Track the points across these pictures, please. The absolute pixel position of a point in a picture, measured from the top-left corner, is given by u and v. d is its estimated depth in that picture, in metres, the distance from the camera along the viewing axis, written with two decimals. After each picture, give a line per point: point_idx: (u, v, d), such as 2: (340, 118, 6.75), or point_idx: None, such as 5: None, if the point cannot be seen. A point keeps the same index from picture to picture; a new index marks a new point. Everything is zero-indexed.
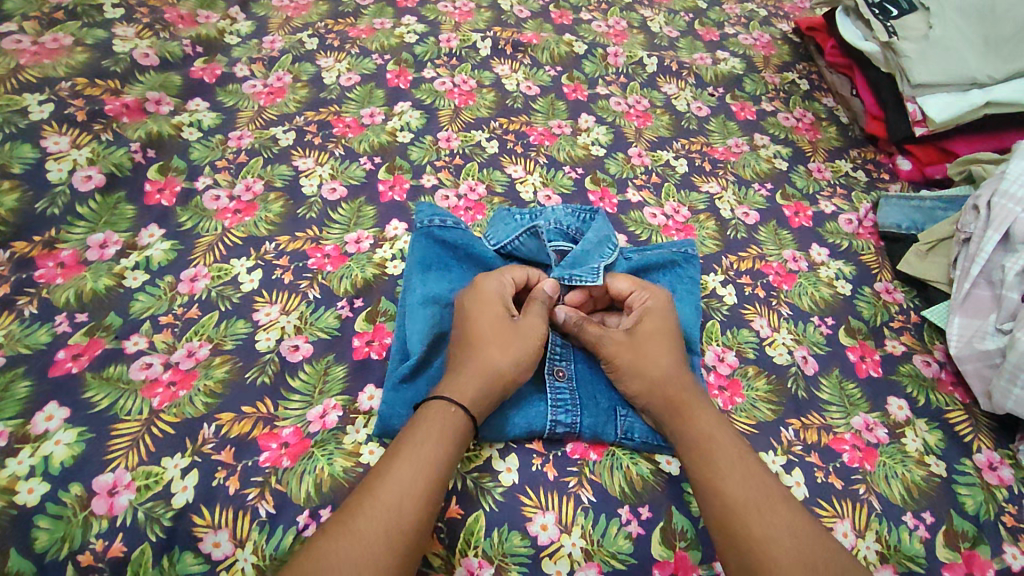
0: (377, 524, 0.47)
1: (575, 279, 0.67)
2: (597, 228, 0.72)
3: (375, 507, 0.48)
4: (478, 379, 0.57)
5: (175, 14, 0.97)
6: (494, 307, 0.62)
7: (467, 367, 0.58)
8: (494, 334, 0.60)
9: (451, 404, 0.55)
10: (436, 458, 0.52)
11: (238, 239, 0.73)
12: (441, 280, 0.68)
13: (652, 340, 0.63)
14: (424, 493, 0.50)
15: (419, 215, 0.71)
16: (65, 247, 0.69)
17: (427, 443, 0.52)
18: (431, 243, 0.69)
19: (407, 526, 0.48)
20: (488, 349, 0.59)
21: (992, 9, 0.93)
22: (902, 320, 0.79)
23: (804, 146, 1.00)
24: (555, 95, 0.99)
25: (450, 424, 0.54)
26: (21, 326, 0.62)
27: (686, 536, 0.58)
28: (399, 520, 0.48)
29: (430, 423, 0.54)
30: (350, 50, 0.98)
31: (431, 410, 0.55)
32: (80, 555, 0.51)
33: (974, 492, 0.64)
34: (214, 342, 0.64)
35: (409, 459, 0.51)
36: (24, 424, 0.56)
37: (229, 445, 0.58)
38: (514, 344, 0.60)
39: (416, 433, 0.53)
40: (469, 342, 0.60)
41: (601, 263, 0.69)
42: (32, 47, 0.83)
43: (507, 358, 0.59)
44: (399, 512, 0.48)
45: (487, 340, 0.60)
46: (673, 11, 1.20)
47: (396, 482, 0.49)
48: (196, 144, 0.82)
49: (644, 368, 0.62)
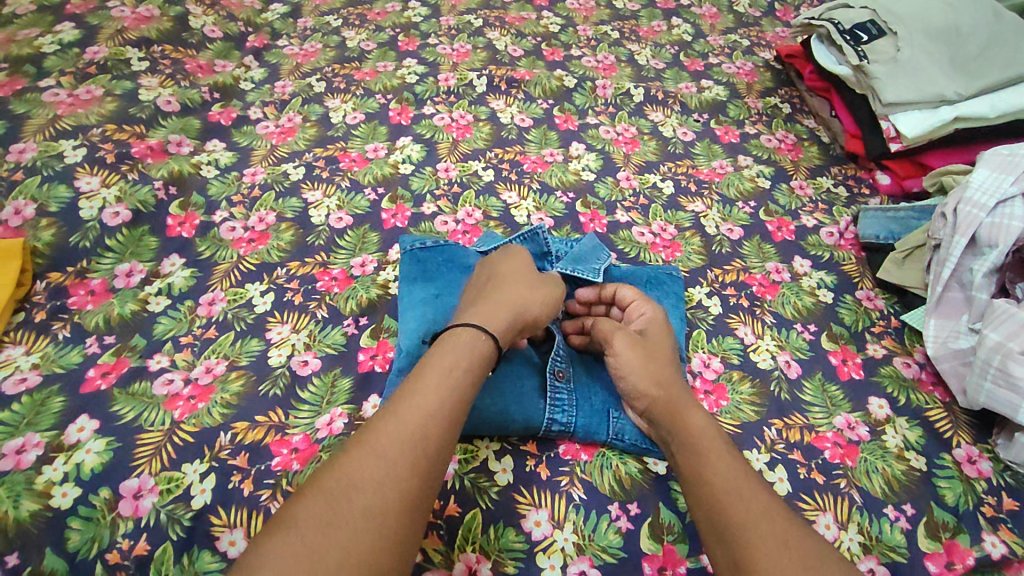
0: (399, 448, 0.49)
1: (576, 271, 0.75)
2: (591, 237, 0.81)
3: (389, 432, 0.50)
4: (508, 313, 0.62)
5: (195, 64, 1.05)
6: (520, 262, 0.70)
7: (494, 299, 0.63)
8: (517, 276, 0.67)
9: (479, 329, 0.59)
10: (458, 387, 0.54)
11: (253, 265, 0.79)
12: (428, 288, 0.73)
13: (652, 349, 0.67)
14: (446, 422, 0.52)
15: (402, 243, 0.78)
16: (94, 276, 0.75)
17: (455, 371, 0.55)
18: (415, 261, 0.75)
19: (429, 448, 0.50)
20: (516, 289, 0.65)
21: (958, 32, 1.01)
22: (882, 324, 0.83)
23: (786, 165, 1.05)
24: (547, 126, 1.06)
25: (469, 346, 0.57)
26: (56, 348, 0.68)
27: (674, 530, 0.61)
28: (422, 441, 0.50)
29: (461, 352, 0.56)
30: (355, 91, 1.06)
31: (464, 336, 0.58)
32: (108, 554, 0.55)
33: (953, 485, 0.67)
34: (230, 358, 0.70)
35: (435, 387, 0.53)
36: (58, 435, 0.61)
37: (243, 451, 0.62)
38: (539, 291, 0.67)
39: (444, 362, 0.55)
40: (495, 282, 0.67)
41: (600, 263, 0.77)
42: (68, 99, 0.92)
43: (534, 299, 0.65)
44: (423, 434, 0.50)
45: (511, 279, 0.66)
46: (659, 44, 1.27)
47: (419, 407, 0.52)
48: (214, 180, 0.89)
49: (648, 371, 0.64)
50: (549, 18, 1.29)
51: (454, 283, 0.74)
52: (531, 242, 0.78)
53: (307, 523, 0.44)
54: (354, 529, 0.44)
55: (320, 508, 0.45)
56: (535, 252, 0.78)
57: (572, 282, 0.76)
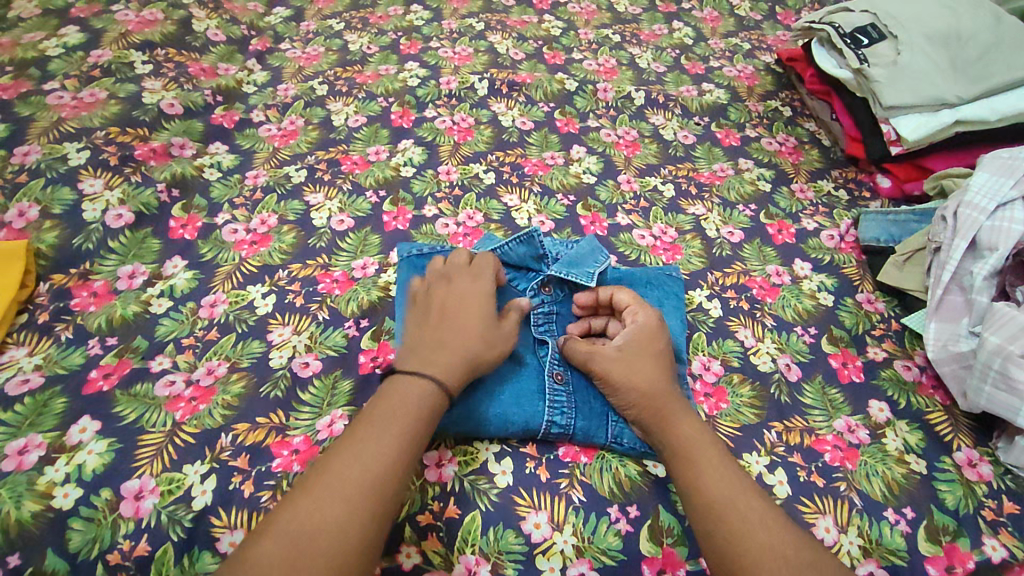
0: (353, 484, 0.51)
1: (570, 275, 0.74)
2: (589, 239, 0.80)
3: (337, 480, 0.51)
4: (458, 366, 0.61)
5: (198, 67, 1.06)
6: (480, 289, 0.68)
7: (446, 345, 0.62)
8: (471, 313, 0.65)
9: (427, 385, 0.59)
10: (410, 433, 0.55)
11: (254, 267, 0.80)
12: None
13: (641, 356, 0.66)
14: (398, 458, 0.54)
15: (401, 249, 0.78)
16: (97, 278, 0.76)
17: (404, 414, 0.56)
18: (412, 269, 0.76)
19: (383, 483, 0.52)
20: (468, 334, 0.63)
21: (958, 36, 1.02)
22: (883, 328, 0.83)
23: (787, 168, 1.06)
24: (548, 129, 1.06)
25: (425, 399, 0.58)
26: (59, 349, 0.68)
27: (673, 532, 0.61)
28: (376, 477, 0.52)
29: (410, 401, 0.57)
30: (357, 94, 1.06)
31: (411, 389, 0.58)
32: (109, 554, 0.55)
33: (953, 488, 0.67)
34: (231, 360, 0.70)
35: (385, 427, 0.55)
36: (60, 436, 0.61)
37: (244, 452, 0.62)
38: (492, 335, 0.65)
39: (394, 406, 0.57)
40: (451, 317, 0.65)
41: (596, 266, 0.76)
42: (72, 101, 0.92)
43: (485, 345, 0.64)
44: (377, 470, 0.52)
45: (465, 320, 0.65)
46: (660, 48, 1.28)
47: (371, 446, 0.53)
48: (217, 182, 0.90)
49: (636, 383, 0.64)
50: (550, 22, 1.30)
51: None
52: (527, 245, 0.75)
53: (269, 562, 0.46)
54: (314, 565, 0.46)
55: (279, 547, 0.47)
56: (532, 255, 0.75)
57: (569, 283, 0.76)
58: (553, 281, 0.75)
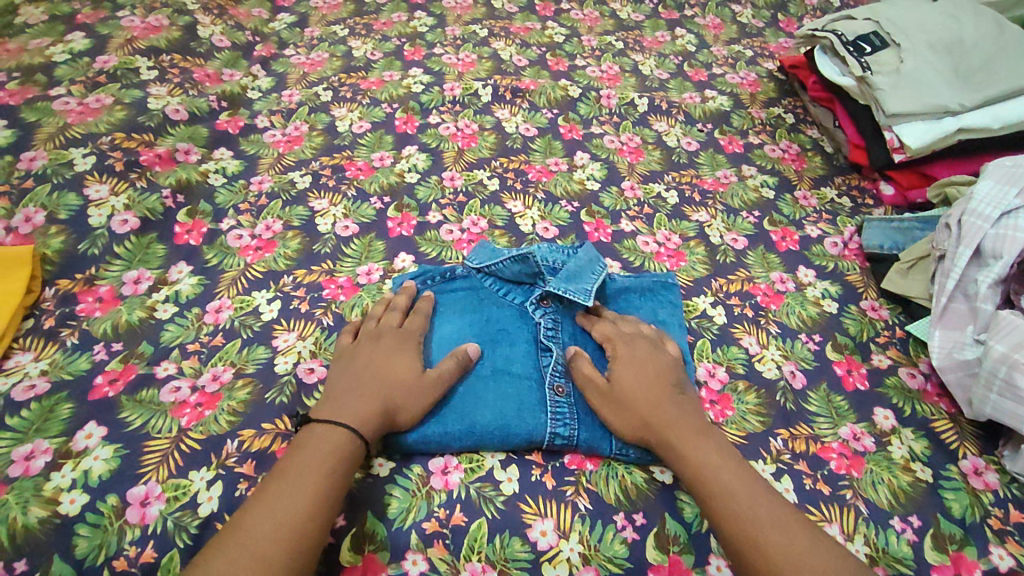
0: (271, 528, 0.50)
1: (566, 293, 0.72)
2: (586, 249, 0.78)
3: (248, 538, 0.49)
4: (376, 410, 0.61)
5: (202, 73, 1.06)
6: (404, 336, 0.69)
7: (366, 390, 0.62)
8: (393, 360, 0.66)
9: (339, 430, 0.58)
10: (327, 476, 0.55)
11: (259, 273, 0.80)
12: None
13: (636, 383, 0.65)
14: (318, 501, 0.53)
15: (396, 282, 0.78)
16: (103, 283, 0.76)
17: (322, 458, 0.56)
18: None
19: (302, 526, 0.52)
20: (387, 379, 0.64)
21: (961, 44, 1.02)
22: (887, 335, 0.83)
23: (790, 175, 1.06)
24: (552, 135, 1.06)
25: (343, 449, 0.57)
26: (64, 355, 0.68)
27: (680, 540, 0.61)
28: (295, 520, 0.51)
29: (325, 445, 0.57)
30: (362, 100, 1.07)
31: (325, 436, 0.58)
32: (115, 561, 0.55)
33: (959, 496, 0.67)
34: (237, 366, 0.70)
35: (302, 471, 0.55)
36: (66, 442, 0.61)
37: (250, 459, 0.62)
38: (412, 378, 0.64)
39: (310, 452, 0.56)
40: (375, 364, 0.65)
41: (593, 278, 0.75)
42: (78, 107, 0.93)
43: (403, 389, 0.63)
44: (295, 513, 0.52)
45: (386, 365, 0.65)
46: (663, 55, 1.28)
47: (291, 490, 0.53)
48: (222, 188, 0.90)
49: (632, 413, 0.63)
50: (553, 28, 1.30)
51: (449, 307, 0.75)
52: (519, 263, 0.74)
53: None
54: None
55: None
56: (526, 272, 0.75)
57: (566, 299, 0.75)
58: (550, 298, 0.75)
